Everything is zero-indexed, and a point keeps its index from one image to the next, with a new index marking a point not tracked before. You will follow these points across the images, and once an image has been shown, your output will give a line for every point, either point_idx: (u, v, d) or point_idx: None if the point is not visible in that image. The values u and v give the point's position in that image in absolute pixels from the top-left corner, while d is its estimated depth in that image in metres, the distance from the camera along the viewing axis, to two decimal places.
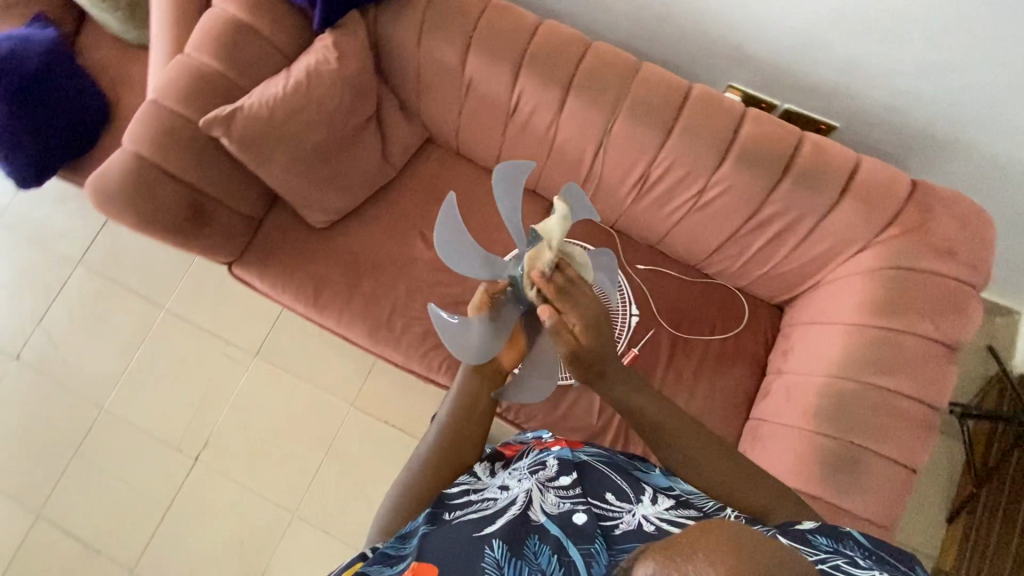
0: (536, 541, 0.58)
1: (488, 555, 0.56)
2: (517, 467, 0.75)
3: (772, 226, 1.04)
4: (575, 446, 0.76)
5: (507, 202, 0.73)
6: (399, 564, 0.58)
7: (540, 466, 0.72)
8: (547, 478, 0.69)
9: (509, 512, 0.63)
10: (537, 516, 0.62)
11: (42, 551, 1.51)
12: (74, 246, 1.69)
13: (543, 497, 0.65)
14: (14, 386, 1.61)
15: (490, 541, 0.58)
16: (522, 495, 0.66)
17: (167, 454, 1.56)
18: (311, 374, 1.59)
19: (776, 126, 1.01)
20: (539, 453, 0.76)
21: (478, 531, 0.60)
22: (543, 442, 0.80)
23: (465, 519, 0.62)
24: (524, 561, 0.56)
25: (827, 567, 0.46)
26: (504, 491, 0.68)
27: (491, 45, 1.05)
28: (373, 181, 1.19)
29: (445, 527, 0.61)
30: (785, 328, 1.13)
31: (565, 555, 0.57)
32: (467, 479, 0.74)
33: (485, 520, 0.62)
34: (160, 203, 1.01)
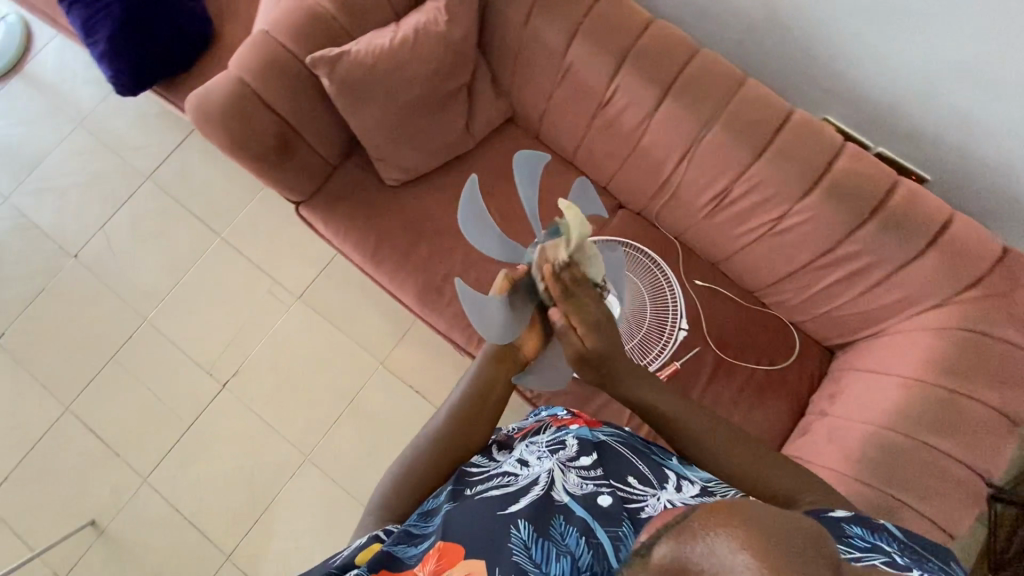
0: (561, 521, 0.53)
1: (514, 535, 0.52)
2: (534, 442, 0.70)
3: (846, 266, 1.02)
4: (594, 427, 0.71)
5: (529, 193, 0.76)
6: (423, 544, 0.56)
7: (560, 445, 0.67)
8: (566, 458, 0.63)
9: (532, 491, 0.58)
10: (560, 495, 0.57)
11: (64, 444, 1.56)
12: (147, 160, 1.75)
13: (565, 477, 0.60)
14: (67, 281, 1.68)
15: (516, 521, 0.53)
16: (543, 474, 0.61)
17: (197, 375, 1.60)
18: (348, 326, 1.62)
19: (871, 166, 0.99)
20: (557, 431, 0.71)
21: (502, 509, 0.55)
22: (560, 419, 0.75)
23: (487, 496, 0.59)
24: (550, 542, 0.51)
25: (859, 563, 0.43)
26: (525, 468, 0.64)
27: (600, 35, 1.05)
28: (452, 149, 1.20)
29: (467, 504, 0.58)
30: (834, 370, 1.11)
31: (592, 537, 0.51)
32: (480, 457, 0.70)
33: (508, 498, 0.57)
34: (252, 130, 1.04)
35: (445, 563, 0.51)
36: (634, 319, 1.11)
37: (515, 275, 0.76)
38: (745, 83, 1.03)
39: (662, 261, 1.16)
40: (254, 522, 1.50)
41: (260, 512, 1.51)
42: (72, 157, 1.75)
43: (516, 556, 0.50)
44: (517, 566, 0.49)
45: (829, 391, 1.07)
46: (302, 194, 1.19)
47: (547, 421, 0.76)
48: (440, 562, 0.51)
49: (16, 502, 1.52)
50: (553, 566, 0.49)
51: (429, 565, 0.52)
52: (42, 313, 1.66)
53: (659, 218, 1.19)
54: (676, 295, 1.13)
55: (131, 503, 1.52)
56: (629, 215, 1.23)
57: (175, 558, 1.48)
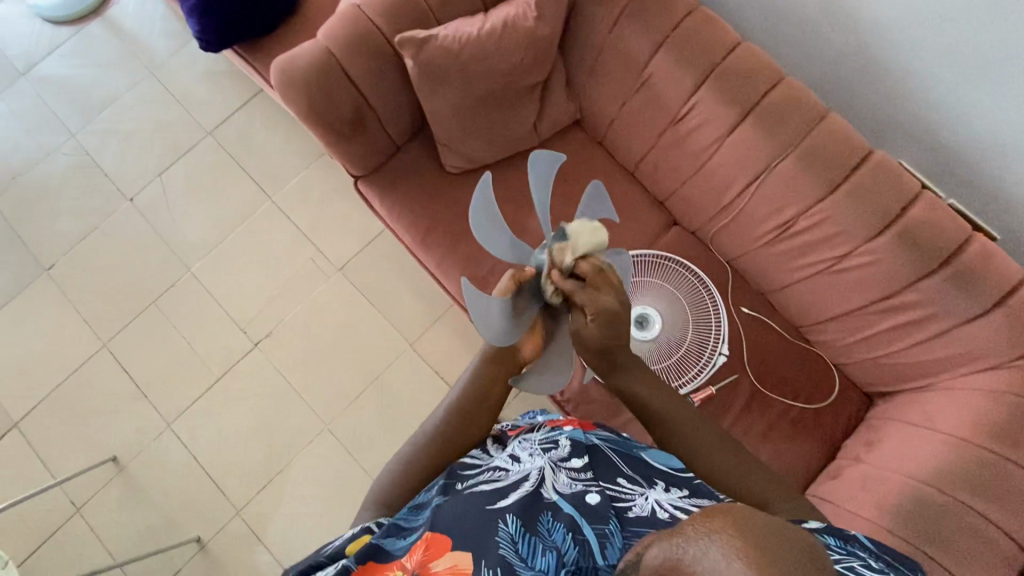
0: (549, 518, 0.55)
1: (503, 529, 0.54)
2: (526, 441, 0.71)
3: (903, 315, 1.01)
4: (587, 430, 0.73)
5: (541, 193, 0.70)
6: (411, 535, 0.59)
7: (552, 444, 0.68)
8: (558, 458, 0.65)
9: (522, 488, 0.60)
10: (549, 494, 0.59)
11: (96, 379, 1.60)
12: (212, 116, 1.79)
13: (555, 477, 0.62)
14: (120, 223, 1.72)
15: (504, 516, 0.56)
16: (533, 471, 0.63)
17: (231, 331, 1.63)
18: (384, 304, 1.64)
19: (946, 217, 0.97)
20: (551, 430, 0.72)
21: (491, 504, 0.58)
22: (555, 420, 0.77)
23: (477, 491, 0.61)
24: (537, 538, 0.53)
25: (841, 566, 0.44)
26: (517, 465, 0.66)
27: (685, 50, 1.05)
28: (517, 144, 1.19)
29: (457, 498, 0.61)
30: (873, 418, 1.09)
31: (579, 534, 0.52)
32: (473, 453, 0.73)
33: (497, 494, 0.60)
34: (330, 100, 1.05)
35: (431, 554, 0.54)
36: (674, 338, 1.11)
37: (522, 276, 0.71)
38: (826, 117, 1.02)
39: (713, 285, 1.16)
40: (268, 481, 1.53)
41: (275, 472, 1.53)
42: (139, 104, 1.80)
43: (503, 550, 0.52)
44: (503, 558, 0.51)
45: (866, 437, 1.05)
46: (363, 169, 1.21)
47: (541, 422, 0.78)
48: (426, 553, 0.54)
49: (43, 429, 1.56)
50: (539, 560, 0.50)
51: (416, 555, 0.55)
52: (92, 250, 1.70)
53: (714, 241, 1.18)
54: (722, 321, 1.11)
55: (153, 445, 1.55)
56: (682, 232, 1.22)
57: (189, 505, 1.51)
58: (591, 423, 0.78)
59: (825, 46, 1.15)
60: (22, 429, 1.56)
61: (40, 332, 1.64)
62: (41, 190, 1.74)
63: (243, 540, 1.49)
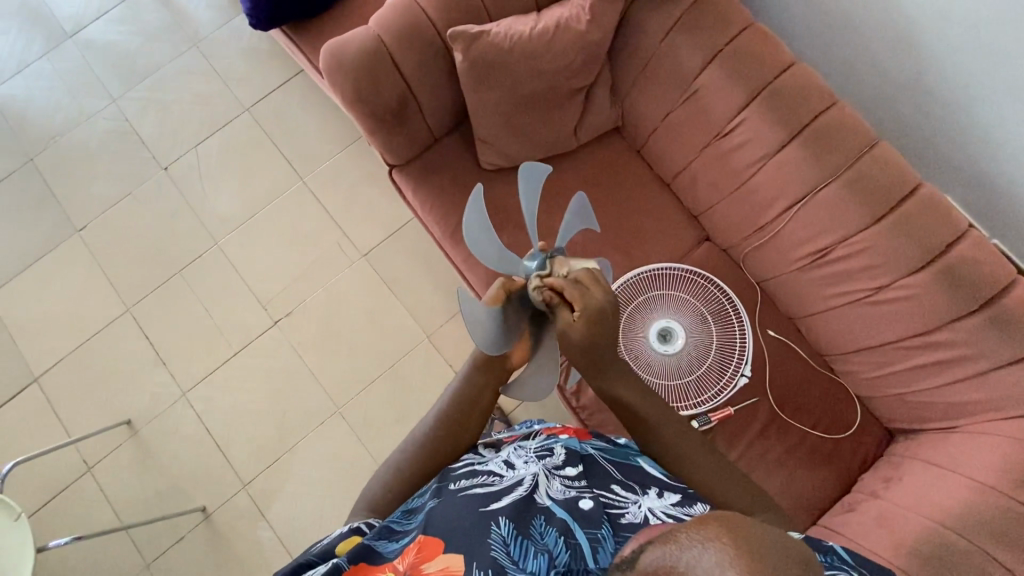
0: (542, 522, 0.59)
1: (495, 532, 0.57)
2: (523, 448, 0.75)
3: (935, 353, 0.99)
4: (583, 440, 0.77)
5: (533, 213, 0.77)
6: (402, 538, 0.60)
7: (547, 451, 0.72)
8: (553, 465, 0.69)
9: (516, 492, 0.63)
10: (543, 499, 0.62)
11: (118, 341, 1.63)
12: (252, 92, 1.80)
13: (549, 483, 0.65)
14: (153, 191, 1.74)
15: (497, 519, 0.58)
16: (528, 476, 0.66)
17: (253, 307, 1.65)
18: (404, 294, 1.65)
19: (990, 257, 0.95)
20: (547, 438, 0.77)
21: (485, 506, 0.60)
22: (551, 428, 0.82)
23: (471, 494, 0.63)
24: (529, 541, 0.57)
25: None
26: (511, 469, 0.69)
27: (736, 67, 1.05)
28: (556, 146, 1.19)
29: (451, 500, 0.62)
30: (893, 455, 1.07)
31: (571, 538, 0.57)
32: (467, 456, 0.74)
33: (491, 496, 0.62)
34: (376, 87, 1.06)
35: (423, 557, 0.55)
36: (696, 354, 1.10)
37: (511, 286, 0.77)
38: (876, 145, 1.01)
39: (741, 305, 1.14)
40: (276, 458, 1.54)
41: (283, 450, 1.55)
42: (181, 74, 1.82)
43: (495, 552, 0.55)
44: (495, 561, 0.54)
45: (885, 473, 1.03)
46: (399, 159, 1.21)
47: (539, 429, 0.83)
48: (418, 555, 0.56)
49: (62, 387, 1.59)
50: (531, 562, 0.54)
51: (408, 558, 0.56)
52: (123, 215, 1.73)
53: (745, 261, 1.17)
54: (747, 336, 1.10)
55: (168, 412, 1.58)
56: (714, 249, 1.21)
57: (198, 474, 1.53)
58: (586, 432, 0.81)
59: (882, 73, 1.13)
60: (42, 384, 1.59)
61: (66, 291, 1.66)
62: (79, 152, 1.77)
63: (247, 515, 1.50)
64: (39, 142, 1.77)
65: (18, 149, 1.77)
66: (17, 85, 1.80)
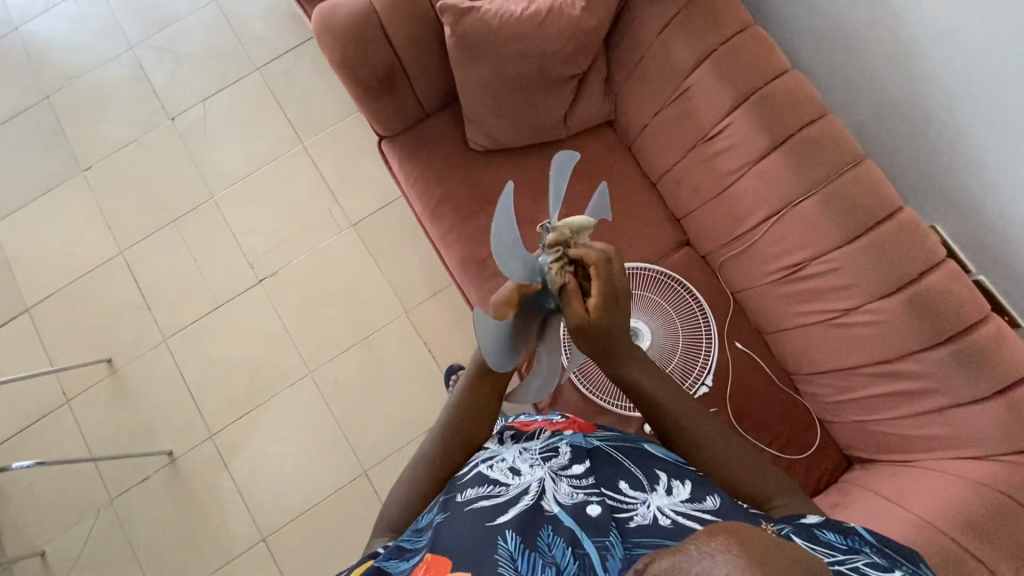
0: (550, 533, 0.57)
1: (502, 548, 0.55)
2: (527, 449, 0.74)
3: (898, 383, 0.96)
4: (587, 434, 0.77)
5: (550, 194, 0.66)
6: (413, 558, 0.59)
7: (552, 452, 0.72)
8: (558, 466, 0.69)
9: (522, 502, 0.62)
10: (549, 506, 0.61)
11: (108, 282, 1.67)
12: (264, 52, 1.82)
13: (556, 487, 0.64)
14: (158, 139, 1.77)
15: (504, 533, 0.57)
16: (534, 483, 0.66)
17: (240, 264, 1.67)
18: (388, 267, 1.66)
19: (963, 289, 0.92)
20: (551, 436, 0.76)
21: (490, 520, 0.59)
22: (555, 424, 0.80)
23: (477, 506, 0.63)
24: (537, 554, 0.55)
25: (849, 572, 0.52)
26: (517, 477, 0.68)
27: (728, 68, 1.03)
28: (544, 134, 1.17)
29: (457, 514, 0.62)
30: (845, 482, 1.04)
31: (579, 549, 0.55)
32: (479, 453, 0.77)
33: (497, 508, 0.62)
34: (365, 54, 1.06)
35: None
36: (659, 358, 1.08)
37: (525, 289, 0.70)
38: (862, 163, 0.99)
39: (712, 314, 1.12)
40: (244, 412, 1.57)
41: (251, 406, 1.58)
42: (198, 28, 1.84)
43: (502, 569, 0.53)
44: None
45: (835, 498, 1.00)
46: (388, 130, 1.22)
47: (542, 426, 0.80)
48: (425, 574, 0.55)
49: (51, 319, 1.64)
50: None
51: None
52: (127, 160, 1.76)
53: (721, 270, 1.15)
54: (712, 355, 1.09)
55: (148, 355, 1.62)
56: (692, 254, 1.18)
57: (168, 419, 1.57)
58: (591, 425, 0.81)
59: (880, 97, 1.11)
60: (33, 315, 1.64)
61: (65, 228, 1.71)
62: (92, 94, 1.80)
63: (210, 464, 1.54)
64: (55, 81, 1.81)
65: (36, 85, 1.81)
66: (42, 23, 1.84)
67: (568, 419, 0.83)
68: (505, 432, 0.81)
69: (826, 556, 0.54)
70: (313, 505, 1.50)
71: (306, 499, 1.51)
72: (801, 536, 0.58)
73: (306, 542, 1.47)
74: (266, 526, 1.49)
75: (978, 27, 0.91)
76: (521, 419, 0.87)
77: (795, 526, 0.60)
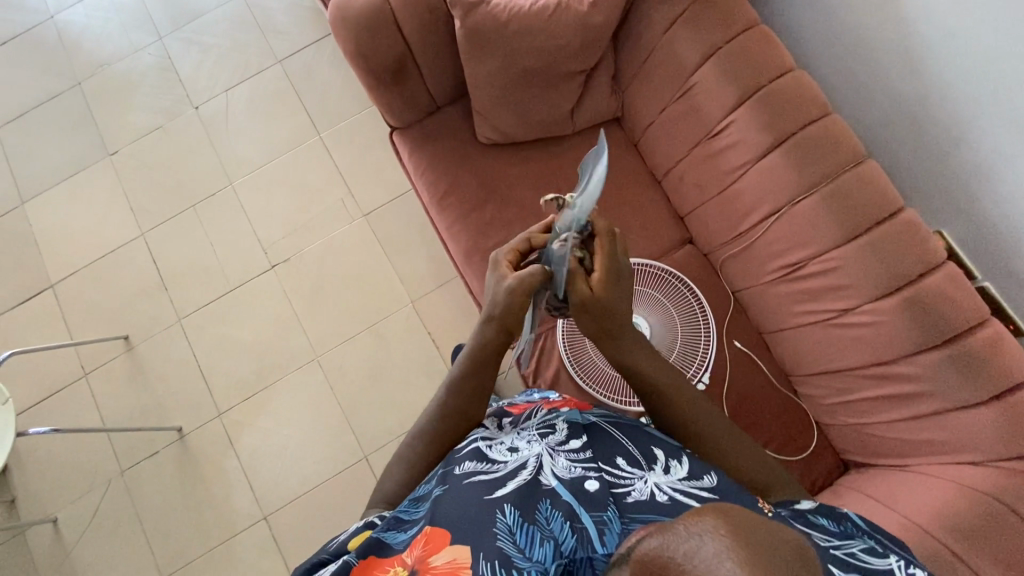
0: (548, 507, 0.58)
1: (500, 521, 0.57)
2: (525, 429, 0.76)
3: (895, 385, 0.96)
4: (584, 411, 0.79)
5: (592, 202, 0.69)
6: (411, 530, 0.61)
7: (549, 428, 0.73)
8: (556, 442, 0.70)
9: (520, 476, 0.64)
10: (548, 480, 0.63)
11: (128, 262, 1.73)
12: (285, 46, 1.87)
13: (554, 462, 0.66)
14: (182, 127, 1.84)
15: (502, 507, 0.59)
16: (532, 459, 0.67)
17: (255, 248, 1.72)
18: (396, 257, 1.70)
19: (961, 291, 0.92)
20: (548, 414, 0.78)
21: (489, 494, 0.61)
22: (552, 402, 0.83)
23: (475, 480, 0.64)
24: (535, 527, 0.56)
25: (856, 559, 0.54)
26: (514, 453, 0.69)
27: (733, 66, 1.04)
28: (551, 128, 1.19)
29: (456, 489, 0.63)
30: (839, 485, 1.03)
31: (577, 522, 0.55)
32: (478, 430, 0.79)
33: (496, 483, 0.63)
34: (378, 45, 1.09)
35: (430, 549, 0.56)
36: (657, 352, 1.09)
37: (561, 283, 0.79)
38: (863, 163, 1.00)
39: (712, 312, 1.13)
40: (251, 393, 1.61)
41: (259, 387, 1.62)
42: (224, 21, 1.90)
43: (501, 542, 0.55)
44: (502, 551, 0.54)
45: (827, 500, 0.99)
46: (399, 121, 1.25)
47: (539, 404, 0.83)
48: (426, 547, 0.56)
49: (74, 296, 1.71)
50: (537, 551, 0.53)
51: (415, 550, 0.57)
52: (151, 146, 1.82)
53: (722, 268, 1.16)
54: (711, 350, 1.09)
55: (163, 334, 1.67)
56: (694, 251, 1.19)
57: (179, 396, 1.62)
58: (588, 405, 0.83)
59: (894, 98, 1.15)
60: (57, 291, 1.71)
61: (91, 210, 1.78)
62: (122, 81, 1.87)
63: (217, 441, 1.58)
64: (87, 68, 1.89)
65: (69, 72, 1.89)
66: (77, 12, 1.92)
67: (564, 399, 0.85)
68: (502, 418, 0.83)
69: (826, 541, 0.56)
70: (313, 486, 1.54)
71: (307, 481, 1.54)
72: (803, 522, 0.60)
73: (304, 522, 1.51)
74: (267, 504, 1.53)
75: (985, 32, 0.96)
76: (519, 401, 0.90)
77: (792, 512, 0.62)
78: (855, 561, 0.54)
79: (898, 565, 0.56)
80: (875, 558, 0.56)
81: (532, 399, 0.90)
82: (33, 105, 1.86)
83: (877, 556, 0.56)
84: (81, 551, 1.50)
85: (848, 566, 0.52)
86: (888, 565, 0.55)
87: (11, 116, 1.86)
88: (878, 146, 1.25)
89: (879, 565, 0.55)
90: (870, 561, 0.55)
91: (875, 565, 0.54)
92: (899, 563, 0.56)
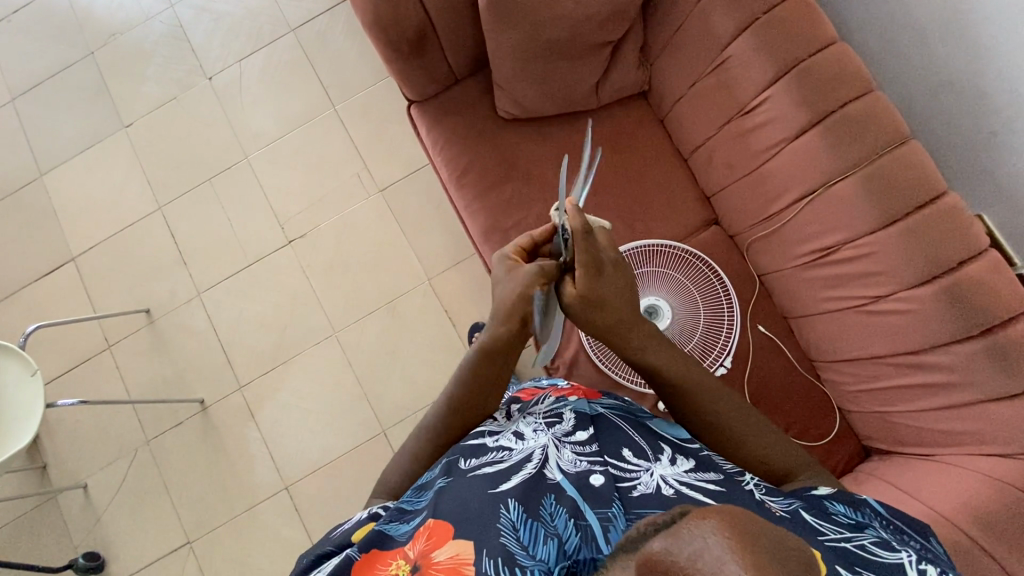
0: (553, 502, 0.58)
1: (504, 516, 0.57)
2: (531, 415, 0.76)
3: (925, 374, 0.94)
4: (591, 400, 0.78)
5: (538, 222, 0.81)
6: (413, 521, 0.62)
7: (556, 417, 0.72)
8: (562, 433, 0.69)
9: (525, 470, 0.63)
10: (553, 474, 0.63)
11: (147, 236, 1.73)
12: (298, 13, 1.82)
13: (560, 454, 0.65)
14: (195, 99, 1.81)
15: (507, 502, 0.58)
16: (537, 450, 0.66)
17: (271, 223, 1.71)
18: (412, 233, 1.68)
19: (1004, 280, 0.90)
20: (556, 402, 0.77)
21: (493, 488, 0.61)
22: (560, 390, 0.82)
23: (479, 474, 0.64)
24: (539, 523, 0.56)
25: (870, 552, 0.54)
26: (521, 441, 0.69)
27: (771, 37, 0.99)
28: (574, 105, 1.16)
29: (460, 482, 0.64)
30: (859, 471, 1.02)
31: (581, 519, 0.56)
32: (485, 423, 0.79)
33: (500, 477, 0.63)
34: (397, 14, 1.04)
35: (433, 544, 0.56)
36: (680, 335, 1.08)
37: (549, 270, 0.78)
38: (906, 144, 0.96)
39: (735, 295, 1.11)
40: (271, 367, 1.63)
41: (278, 362, 1.63)
42: None
43: (504, 538, 0.55)
44: (504, 548, 0.54)
45: (846, 486, 0.98)
46: (417, 94, 1.21)
47: (547, 391, 0.83)
48: (429, 542, 0.56)
49: (94, 269, 1.72)
50: (540, 549, 0.53)
51: (418, 544, 0.57)
52: (164, 118, 1.80)
53: (749, 251, 1.13)
54: (734, 334, 1.08)
55: (182, 308, 1.68)
56: (720, 233, 1.16)
57: (201, 369, 1.65)
58: (596, 392, 0.81)
59: (938, 72, 1.10)
60: (78, 264, 1.73)
61: (109, 182, 1.77)
62: (134, 51, 1.84)
63: (239, 413, 1.61)
64: (99, 38, 1.85)
65: (80, 41, 1.85)
66: None
67: (573, 386, 0.85)
68: (511, 407, 0.83)
69: (834, 534, 0.56)
70: (333, 459, 1.57)
71: (326, 453, 1.57)
72: (809, 512, 0.59)
73: (325, 492, 1.55)
74: (289, 476, 1.56)
75: None
76: (527, 386, 0.90)
77: (804, 502, 0.62)
78: (863, 553, 0.53)
79: (910, 560, 0.54)
80: (887, 551, 0.55)
81: (542, 384, 0.90)
82: (47, 76, 1.84)
83: (889, 550, 0.55)
84: (112, 517, 1.56)
85: (852, 559, 0.52)
86: (901, 559, 0.54)
87: (24, 87, 1.84)
88: (915, 125, 1.20)
89: (889, 558, 0.53)
90: (878, 554, 0.54)
91: (883, 558, 0.53)
92: (912, 557, 0.55)
